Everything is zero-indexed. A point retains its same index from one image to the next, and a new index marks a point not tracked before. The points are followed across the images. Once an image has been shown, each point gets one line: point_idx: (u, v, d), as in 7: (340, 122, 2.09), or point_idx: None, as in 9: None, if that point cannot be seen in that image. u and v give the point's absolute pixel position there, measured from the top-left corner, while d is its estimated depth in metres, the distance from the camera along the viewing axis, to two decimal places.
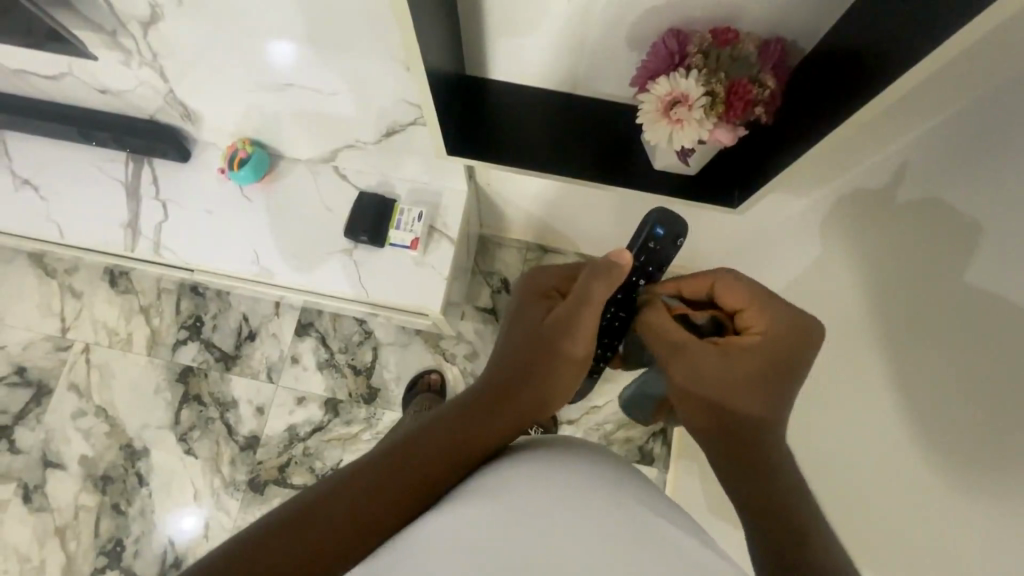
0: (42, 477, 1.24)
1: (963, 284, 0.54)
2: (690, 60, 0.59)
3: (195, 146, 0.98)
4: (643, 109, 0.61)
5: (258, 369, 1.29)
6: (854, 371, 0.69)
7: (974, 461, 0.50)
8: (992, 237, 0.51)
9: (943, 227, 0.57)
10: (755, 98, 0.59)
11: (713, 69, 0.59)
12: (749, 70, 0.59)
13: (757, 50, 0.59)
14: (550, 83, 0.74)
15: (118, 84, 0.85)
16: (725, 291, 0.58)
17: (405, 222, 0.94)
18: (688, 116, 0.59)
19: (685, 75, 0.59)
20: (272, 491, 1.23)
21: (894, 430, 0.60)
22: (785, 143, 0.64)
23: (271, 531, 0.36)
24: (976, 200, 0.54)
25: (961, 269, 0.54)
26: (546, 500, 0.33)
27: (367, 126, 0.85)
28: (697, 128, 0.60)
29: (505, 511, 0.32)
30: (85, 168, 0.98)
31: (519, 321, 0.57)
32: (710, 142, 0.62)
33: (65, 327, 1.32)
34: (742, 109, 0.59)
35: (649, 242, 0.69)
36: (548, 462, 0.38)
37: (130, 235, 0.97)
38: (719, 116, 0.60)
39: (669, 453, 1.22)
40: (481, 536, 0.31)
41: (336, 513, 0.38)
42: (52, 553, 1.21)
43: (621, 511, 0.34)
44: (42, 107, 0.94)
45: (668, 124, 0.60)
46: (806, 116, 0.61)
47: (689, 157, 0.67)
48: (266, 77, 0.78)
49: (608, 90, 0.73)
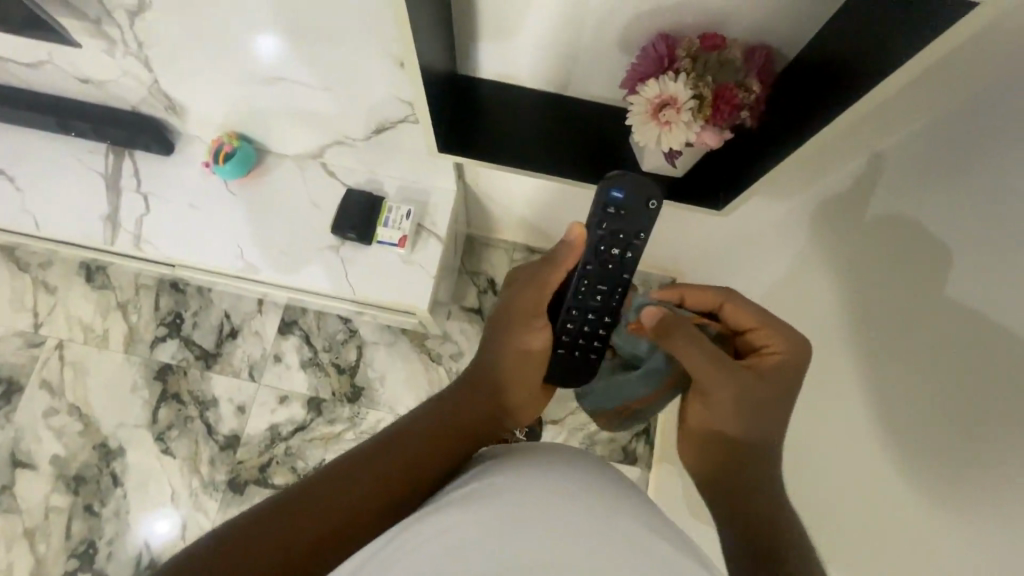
0: (11, 478, 1.20)
1: (939, 285, 0.56)
2: (678, 64, 0.60)
3: (178, 140, 0.97)
4: (633, 111, 0.62)
5: (240, 367, 1.27)
6: (833, 370, 0.71)
7: (951, 457, 0.52)
8: (970, 239, 0.53)
9: (920, 229, 0.59)
10: (741, 102, 0.61)
11: (700, 74, 0.60)
12: (734, 75, 0.61)
13: (742, 56, 0.61)
14: (539, 83, 0.74)
15: (101, 74, 0.83)
16: (736, 309, 0.63)
17: (394, 220, 0.94)
18: (676, 118, 0.60)
19: (674, 78, 0.60)
20: (253, 491, 1.21)
21: (874, 427, 0.62)
22: (769, 146, 0.66)
23: (262, 516, 0.46)
24: (950, 207, 0.56)
25: (938, 273, 0.56)
26: (526, 515, 0.37)
27: (359, 120, 0.85)
28: (685, 130, 0.61)
29: (484, 519, 0.37)
30: (64, 160, 0.96)
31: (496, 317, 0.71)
32: (697, 145, 0.63)
33: (38, 322, 1.28)
34: (728, 113, 0.61)
35: (610, 208, 0.64)
36: (542, 470, 0.41)
37: (109, 228, 0.95)
38: (706, 120, 0.61)
39: (652, 452, 1.25)
40: (470, 535, 0.36)
41: (319, 507, 0.47)
42: (20, 556, 1.17)
43: (596, 531, 0.37)
44: (19, 96, 0.92)
45: (657, 125, 0.61)
46: (792, 120, 0.62)
47: (677, 158, 0.68)
48: (255, 71, 0.77)
49: (599, 92, 0.74)
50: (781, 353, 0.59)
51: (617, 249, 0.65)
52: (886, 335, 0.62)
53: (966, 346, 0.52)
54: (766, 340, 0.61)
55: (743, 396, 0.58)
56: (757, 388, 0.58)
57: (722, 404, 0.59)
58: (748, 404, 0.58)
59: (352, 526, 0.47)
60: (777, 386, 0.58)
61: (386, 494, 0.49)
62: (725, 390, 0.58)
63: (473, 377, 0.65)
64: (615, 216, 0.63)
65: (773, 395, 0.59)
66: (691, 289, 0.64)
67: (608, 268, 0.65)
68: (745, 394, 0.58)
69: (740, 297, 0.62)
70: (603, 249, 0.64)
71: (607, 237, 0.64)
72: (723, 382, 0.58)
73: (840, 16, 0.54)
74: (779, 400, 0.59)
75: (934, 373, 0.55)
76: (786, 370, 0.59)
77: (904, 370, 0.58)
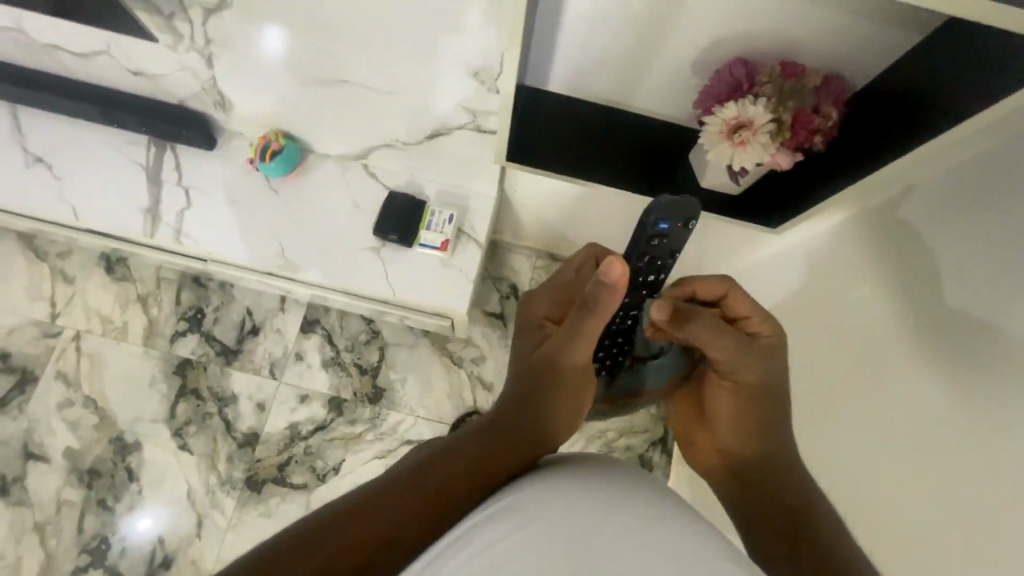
0: (22, 470, 1.18)
1: (989, 313, 0.59)
2: (759, 88, 0.64)
3: (221, 135, 0.97)
4: (708, 130, 0.66)
5: (260, 364, 1.27)
6: (865, 386, 0.75)
7: (977, 469, 0.58)
8: (1002, 274, 0.59)
9: (947, 260, 0.65)
10: (817, 127, 0.64)
11: (780, 99, 0.63)
12: (813, 101, 0.63)
13: (819, 84, 0.64)
14: (603, 98, 0.78)
15: (155, 68, 0.84)
16: (736, 298, 0.70)
17: (437, 223, 0.95)
18: (752, 139, 0.63)
19: (754, 102, 0.63)
20: (270, 490, 1.20)
21: (903, 441, 0.68)
22: (832, 169, 0.69)
23: (293, 544, 0.46)
24: (993, 240, 0.60)
25: (971, 303, 0.61)
26: (553, 535, 0.38)
27: (413, 127, 0.86)
28: (761, 150, 0.64)
29: (524, 538, 0.39)
30: (105, 150, 0.96)
31: (523, 351, 0.74)
32: (768, 165, 0.67)
33: (55, 312, 1.26)
34: (804, 137, 0.64)
35: (654, 239, 0.66)
36: (585, 480, 0.45)
37: (149, 221, 0.94)
38: (782, 142, 0.65)
39: (669, 461, 1.27)
40: (514, 550, 0.38)
41: (351, 537, 0.47)
42: (29, 550, 1.15)
43: (631, 545, 0.38)
44: (65, 86, 0.92)
45: (732, 145, 0.64)
46: (860, 146, 0.65)
47: (742, 177, 0.71)
48: (322, 73, 0.79)
49: (661, 109, 0.78)
50: (775, 340, 0.69)
51: (653, 275, 0.71)
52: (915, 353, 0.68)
53: (995, 373, 0.58)
54: (761, 327, 0.69)
55: (758, 380, 0.68)
56: (765, 373, 0.68)
57: (745, 383, 0.69)
58: (767, 385, 0.68)
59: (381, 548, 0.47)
60: (775, 372, 0.68)
61: (440, 508, 0.50)
62: (747, 369, 0.68)
63: (506, 413, 0.65)
64: (656, 248, 0.67)
65: (773, 381, 0.68)
66: (697, 284, 0.72)
67: (641, 293, 0.73)
68: (765, 379, 0.68)
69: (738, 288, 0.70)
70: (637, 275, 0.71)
71: (646, 267, 0.69)
72: (742, 364, 0.68)
73: (926, 56, 0.59)
74: (772, 400, 0.68)
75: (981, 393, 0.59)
76: (779, 358, 0.69)
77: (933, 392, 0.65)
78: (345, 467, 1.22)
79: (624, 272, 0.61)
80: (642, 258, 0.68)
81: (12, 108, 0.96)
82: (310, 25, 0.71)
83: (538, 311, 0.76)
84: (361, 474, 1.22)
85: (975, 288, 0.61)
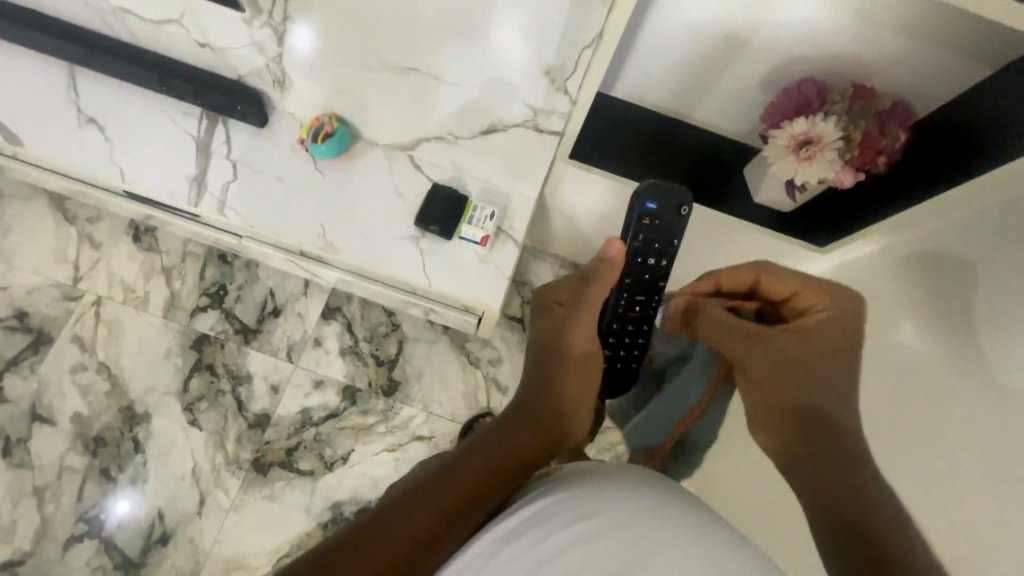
0: (27, 431, 1.17)
1: (1007, 345, 0.61)
2: (830, 107, 0.81)
3: (273, 114, 0.99)
4: (775, 141, 0.82)
5: (278, 346, 1.26)
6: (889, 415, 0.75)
7: (995, 498, 0.59)
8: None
9: (977, 294, 0.67)
10: (883, 148, 0.79)
11: (849, 121, 0.79)
12: (878, 126, 0.79)
13: (887, 108, 0.80)
14: (667, 110, 0.97)
15: (224, 42, 0.87)
16: (770, 279, 0.71)
17: (478, 218, 0.95)
18: (817, 153, 0.80)
19: (824, 120, 0.79)
20: (276, 474, 1.18)
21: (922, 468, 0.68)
22: (901, 193, 0.83)
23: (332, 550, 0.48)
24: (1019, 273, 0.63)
25: (997, 337, 0.63)
26: (594, 528, 0.44)
27: (469, 120, 0.88)
28: (828, 164, 0.80)
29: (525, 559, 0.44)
30: (158, 118, 0.97)
31: (535, 332, 0.76)
32: (832, 181, 0.82)
33: (77, 276, 1.26)
34: (870, 156, 0.80)
35: (645, 219, 0.76)
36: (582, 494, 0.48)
37: (194, 190, 0.95)
38: (850, 159, 0.81)
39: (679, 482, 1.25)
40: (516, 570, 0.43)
41: (386, 547, 0.48)
42: (27, 513, 1.14)
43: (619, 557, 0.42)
44: (129, 51, 0.94)
45: (799, 157, 0.81)
46: (918, 179, 0.81)
47: (797, 192, 0.87)
48: (392, 60, 0.82)
49: (716, 123, 0.97)
50: (827, 310, 0.67)
51: (652, 257, 0.77)
52: (937, 376, 0.69)
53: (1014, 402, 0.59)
54: (812, 301, 0.69)
55: (793, 352, 0.67)
56: (798, 346, 0.67)
57: (779, 356, 0.67)
58: (793, 358, 0.66)
59: (413, 553, 0.48)
60: (822, 343, 0.66)
61: (465, 504, 0.52)
62: (758, 359, 0.69)
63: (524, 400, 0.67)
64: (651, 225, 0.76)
65: (822, 351, 0.66)
66: (720, 273, 0.74)
67: (646, 277, 0.79)
68: (795, 353, 0.67)
69: (771, 267, 0.72)
70: (639, 257, 0.77)
71: (643, 247, 0.77)
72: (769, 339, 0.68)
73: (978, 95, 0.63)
74: (812, 380, 0.65)
75: (994, 420, 0.61)
76: (830, 325, 0.67)
77: (945, 409, 0.67)
78: (354, 457, 1.20)
79: (622, 249, 0.73)
80: (641, 234, 0.76)
81: (72, 70, 0.97)
82: (390, 10, 0.74)
83: (543, 299, 0.77)
84: (369, 465, 1.20)
85: (997, 321, 0.63)
